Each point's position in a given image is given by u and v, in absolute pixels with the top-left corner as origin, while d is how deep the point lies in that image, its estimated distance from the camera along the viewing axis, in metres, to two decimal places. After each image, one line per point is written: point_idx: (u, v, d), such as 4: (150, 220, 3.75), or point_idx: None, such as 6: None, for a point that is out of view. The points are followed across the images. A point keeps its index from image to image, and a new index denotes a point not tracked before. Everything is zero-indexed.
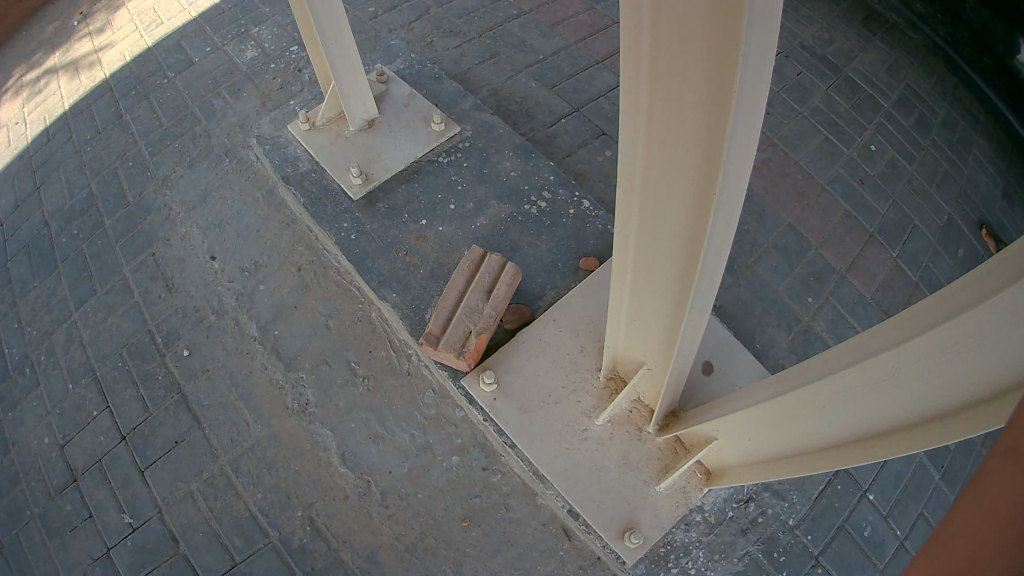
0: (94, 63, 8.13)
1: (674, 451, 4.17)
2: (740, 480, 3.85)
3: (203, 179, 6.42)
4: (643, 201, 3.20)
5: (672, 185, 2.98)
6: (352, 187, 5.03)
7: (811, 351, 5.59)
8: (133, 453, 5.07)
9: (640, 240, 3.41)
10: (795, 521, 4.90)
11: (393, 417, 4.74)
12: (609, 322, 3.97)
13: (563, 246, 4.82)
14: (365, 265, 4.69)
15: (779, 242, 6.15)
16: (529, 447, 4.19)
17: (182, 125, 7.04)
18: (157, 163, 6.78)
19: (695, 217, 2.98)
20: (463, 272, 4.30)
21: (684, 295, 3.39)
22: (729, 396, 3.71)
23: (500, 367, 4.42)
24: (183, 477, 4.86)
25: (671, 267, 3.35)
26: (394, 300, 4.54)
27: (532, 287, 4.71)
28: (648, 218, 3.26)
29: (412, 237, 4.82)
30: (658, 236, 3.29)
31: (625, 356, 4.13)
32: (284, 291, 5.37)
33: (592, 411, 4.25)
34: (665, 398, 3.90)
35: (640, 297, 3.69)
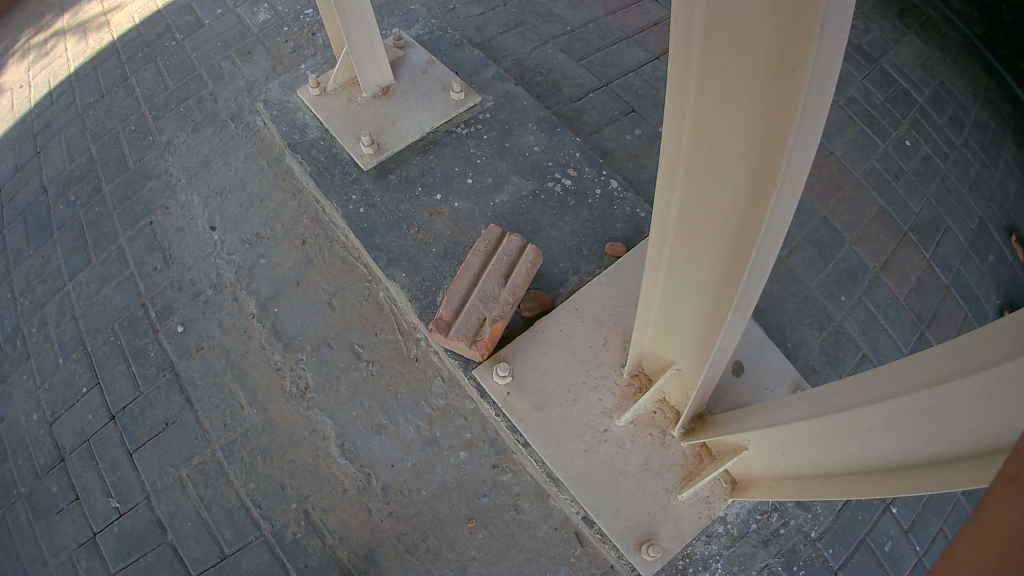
0: (102, 25, 7.73)
1: (699, 458, 3.82)
2: (759, 494, 3.55)
3: (206, 143, 6.06)
4: (683, 206, 2.84)
5: (717, 188, 2.61)
6: (363, 157, 4.62)
7: (841, 353, 5.21)
8: (122, 434, 4.76)
9: (680, 235, 2.99)
10: (817, 533, 4.54)
11: (398, 406, 4.35)
12: (638, 318, 3.58)
13: (585, 229, 4.43)
14: (373, 241, 4.28)
15: (816, 236, 5.72)
16: (544, 448, 3.81)
17: (188, 89, 6.68)
18: (162, 128, 6.43)
19: (742, 226, 2.61)
20: (480, 253, 3.89)
21: (724, 303, 3.00)
22: (760, 407, 3.34)
23: (516, 358, 4.01)
24: (173, 462, 4.55)
25: (711, 278, 3.00)
26: (403, 280, 4.14)
27: (553, 272, 4.31)
28: (687, 220, 2.89)
29: (424, 212, 4.40)
30: (701, 231, 2.87)
31: (652, 353, 3.72)
32: (287, 265, 4.97)
33: (614, 410, 3.86)
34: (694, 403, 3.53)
35: (676, 297, 3.28)
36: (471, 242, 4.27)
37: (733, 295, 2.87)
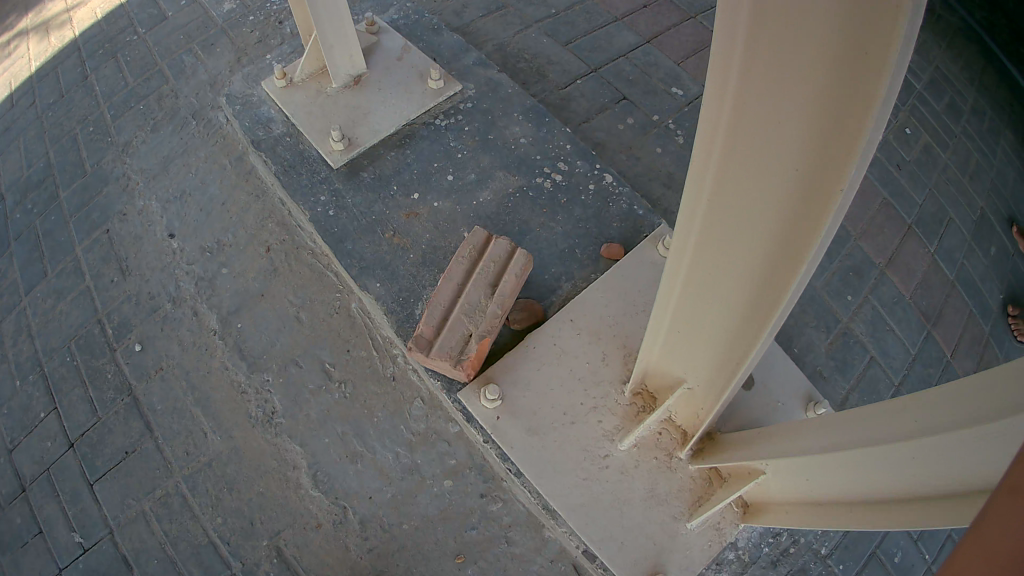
0: (65, 22, 7.16)
1: (708, 481, 3.41)
2: (769, 520, 3.19)
3: (167, 143, 5.57)
4: (702, 231, 2.46)
5: (746, 208, 2.24)
6: (332, 153, 4.13)
7: (850, 358, 4.81)
8: (82, 462, 4.31)
9: (699, 248, 2.53)
10: (827, 550, 4.21)
11: (374, 432, 3.88)
12: (645, 334, 3.14)
13: (577, 230, 3.96)
14: (343, 248, 3.79)
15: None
16: (538, 476, 3.37)
17: (147, 86, 6.18)
18: (122, 127, 5.93)
19: (780, 247, 2.25)
20: (464, 258, 3.40)
21: (757, 322, 2.56)
22: (784, 427, 2.94)
23: (505, 375, 3.55)
24: (134, 494, 4.09)
25: (732, 308, 2.62)
26: (377, 291, 3.65)
27: (544, 278, 3.84)
28: (711, 231, 2.43)
29: (400, 214, 3.91)
30: (727, 242, 2.41)
31: (657, 369, 3.30)
32: (249, 275, 4.48)
33: (615, 432, 3.43)
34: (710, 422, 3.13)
35: (694, 315, 2.83)
36: (453, 247, 3.80)
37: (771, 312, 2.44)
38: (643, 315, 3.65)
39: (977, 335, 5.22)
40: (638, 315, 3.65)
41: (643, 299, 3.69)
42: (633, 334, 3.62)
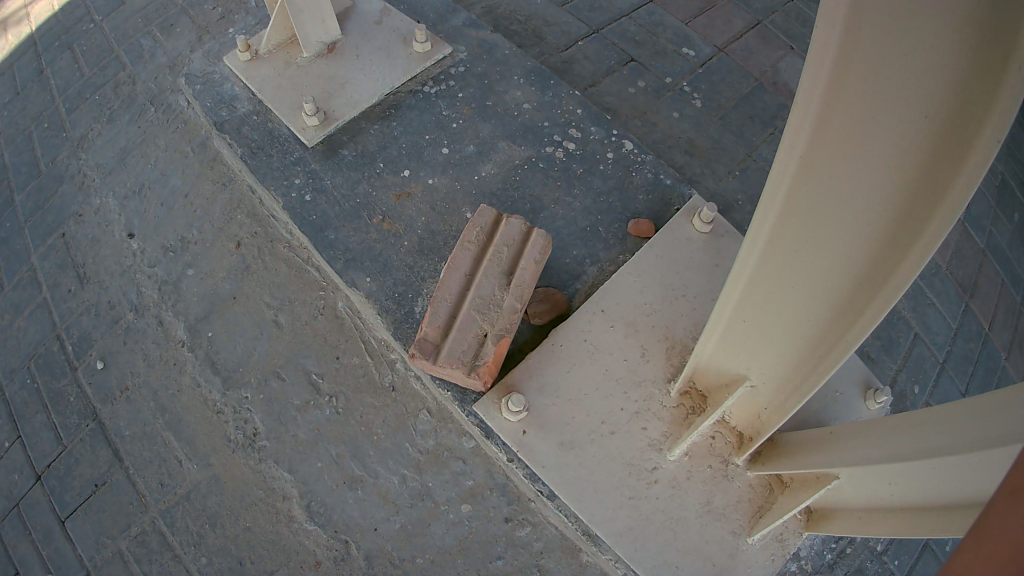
0: (20, 18, 6.32)
1: (769, 489, 2.98)
2: (837, 525, 2.81)
3: (122, 134, 5.02)
4: (773, 239, 2.30)
5: (830, 224, 2.14)
6: (306, 130, 3.50)
7: (894, 336, 4.28)
8: (51, 498, 3.60)
9: (770, 258, 2.36)
10: (883, 545, 3.71)
11: (375, 452, 3.25)
12: (700, 343, 2.80)
13: (599, 205, 3.38)
14: (324, 239, 3.18)
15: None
16: (578, 500, 2.83)
17: (110, 76, 5.50)
18: (81, 119, 5.28)
19: (867, 269, 2.11)
20: (473, 242, 2.83)
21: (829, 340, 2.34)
22: (856, 431, 2.56)
23: (529, 381, 2.97)
24: (110, 532, 3.40)
25: (798, 335, 2.45)
26: (368, 286, 3.06)
27: (564, 262, 3.25)
28: (787, 237, 2.27)
29: (389, 194, 3.31)
30: (806, 249, 2.24)
31: (711, 366, 2.85)
32: (218, 275, 3.70)
33: (663, 441, 2.94)
34: (775, 427, 2.72)
35: (755, 334, 2.59)
36: (455, 230, 3.22)
37: (850, 327, 2.21)
38: (684, 301, 3.14)
39: (1010, 306, 4.67)
40: (678, 301, 3.14)
41: (683, 282, 3.17)
42: (675, 322, 3.10)
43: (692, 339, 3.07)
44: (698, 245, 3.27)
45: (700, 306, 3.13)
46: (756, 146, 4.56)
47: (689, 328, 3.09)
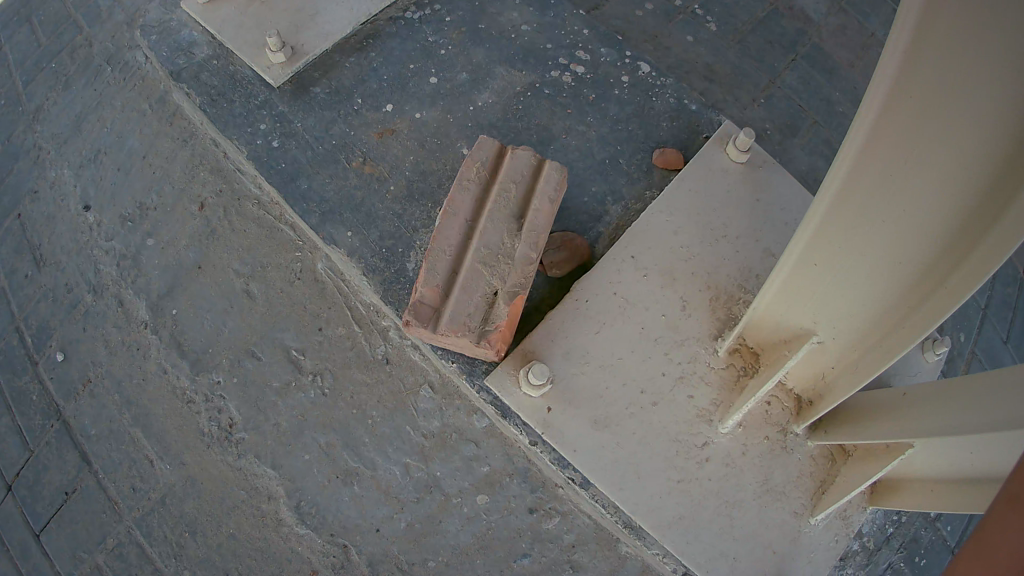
0: None
1: (831, 460, 2.51)
2: (913, 499, 2.35)
3: (63, 93, 3.79)
4: (828, 223, 1.99)
5: (869, 248, 1.96)
6: (270, 68, 2.91)
7: None
8: (22, 511, 2.97)
9: (823, 244, 2.04)
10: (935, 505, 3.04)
11: (370, 440, 2.77)
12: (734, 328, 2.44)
13: (616, 133, 2.83)
14: (296, 187, 2.68)
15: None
16: (618, 487, 2.36)
17: (43, 15, 4.06)
18: (18, 73, 3.93)
19: (907, 297, 1.96)
20: (473, 181, 2.27)
21: (892, 330, 2.04)
22: (903, 395, 2.20)
23: (551, 346, 2.46)
24: (85, 546, 2.86)
25: (854, 326, 2.14)
26: (350, 243, 2.58)
27: (580, 203, 2.72)
28: (846, 219, 1.95)
29: (369, 133, 2.79)
30: (865, 233, 1.94)
31: (755, 335, 2.41)
32: (181, 244, 3.16)
33: (713, 410, 2.46)
34: (841, 393, 2.26)
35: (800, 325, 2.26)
36: (448, 170, 2.72)
37: (918, 317, 1.92)
38: (726, 243, 2.62)
39: None
40: (720, 244, 2.62)
41: (723, 222, 2.66)
42: (717, 269, 2.59)
43: (739, 287, 2.57)
44: (735, 176, 2.74)
45: (745, 249, 2.62)
46: (781, 73, 3.74)
47: (734, 274, 2.59)
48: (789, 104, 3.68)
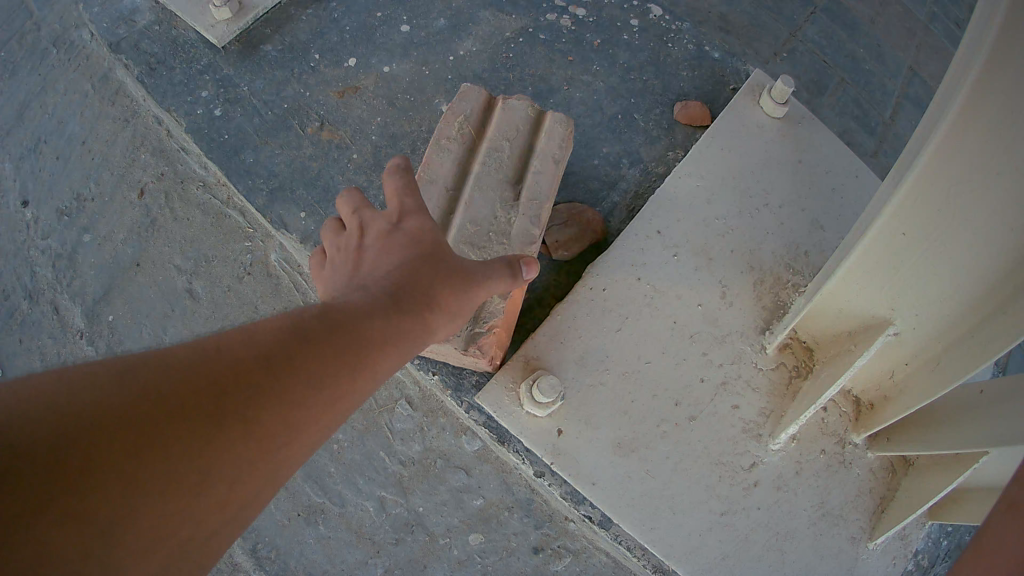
0: None
1: (891, 472, 2.04)
2: (980, 511, 1.87)
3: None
4: (897, 221, 1.56)
5: (945, 250, 1.56)
6: (215, 26, 2.42)
7: None
8: None
9: (889, 244, 1.62)
10: None
11: (336, 470, 2.13)
12: (771, 331, 2.02)
13: (628, 84, 2.36)
14: (241, 162, 2.22)
15: (913, 94, 2.90)
16: (648, 526, 1.90)
17: None
18: None
19: (987, 307, 1.57)
20: (458, 146, 1.80)
21: (967, 345, 1.63)
22: (975, 397, 1.76)
23: (560, 350, 1.99)
24: None
25: (927, 334, 1.73)
26: (302, 225, 2.13)
27: (585, 170, 2.24)
28: (920, 216, 1.54)
29: (327, 92, 2.32)
30: (945, 231, 1.53)
31: (807, 331, 1.96)
32: (118, 238, 2.62)
33: (763, 423, 1.99)
34: (914, 399, 1.78)
35: (858, 332, 1.83)
36: (423, 132, 2.25)
37: (997, 335, 1.53)
38: (768, 213, 2.15)
39: None
40: (760, 214, 2.15)
41: (763, 188, 2.18)
42: (759, 245, 2.12)
43: (787, 268, 2.10)
44: (773, 134, 2.26)
45: (789, 219, 2.15)
46: (800, 26, 2.92)
47: (779, 251, 2.11)
48: (813, 60, 2.87)
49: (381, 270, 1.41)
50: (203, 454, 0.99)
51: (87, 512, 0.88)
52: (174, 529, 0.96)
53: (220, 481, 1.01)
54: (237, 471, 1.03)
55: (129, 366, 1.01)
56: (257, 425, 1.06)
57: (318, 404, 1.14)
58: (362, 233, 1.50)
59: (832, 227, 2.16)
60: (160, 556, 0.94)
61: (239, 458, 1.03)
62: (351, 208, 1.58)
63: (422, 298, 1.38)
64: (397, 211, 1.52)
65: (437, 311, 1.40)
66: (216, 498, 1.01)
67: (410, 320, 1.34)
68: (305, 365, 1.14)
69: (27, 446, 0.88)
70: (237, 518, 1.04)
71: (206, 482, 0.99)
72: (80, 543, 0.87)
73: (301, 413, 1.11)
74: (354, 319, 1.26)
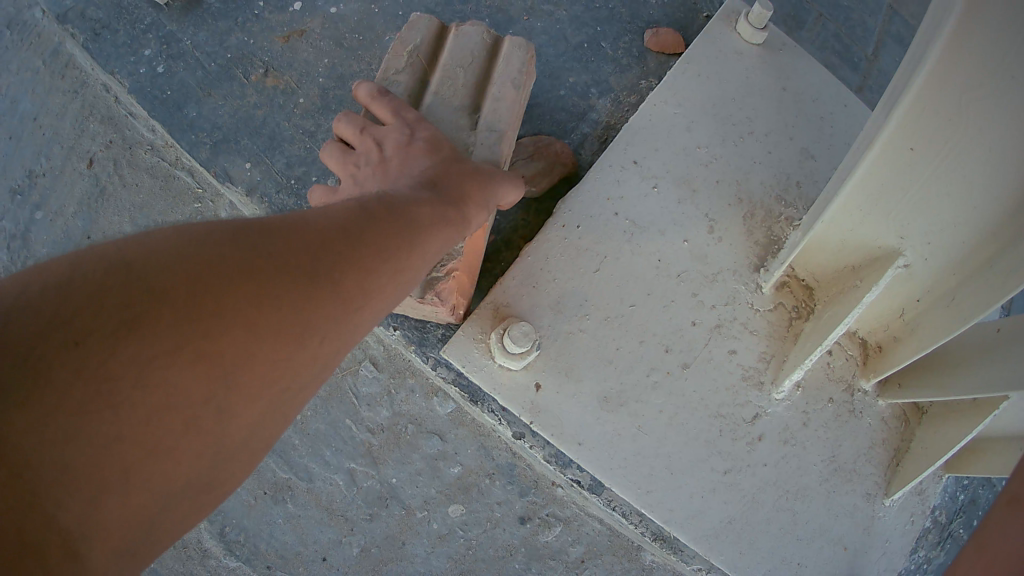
0: None
1: (905, 421, 1.88)
2: (1006, 463, 1.70)
3: None
4: (895, 149, 1.40)
5: (950, 176, 1.39)
6: None
7: None
8: None
9: (890, 175, 1.45)
10: None
11: (302, 442, 1.97)
12: (768, 271, 1.84)
13: (594, 13, 2.17)
14: (184, 119, 2.05)
15: (895, 32, 2.64)
16: (643, 489, 1.75)
17: None
18: None
19: (1002, 234, 1.41)
20: (411, 76, 1.63)
21: (982, 281, 1.46)
22: (995, 336, 1.59)
23: (533, 296, 1.81)
24: None
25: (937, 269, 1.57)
26: (249, 177, 2.01)
27: (552, 107, 2.07)
28: (921, 141, 1.37)
29: (271, 38, 2.14)
30: (951, 155, 1.36)
31: (811, 267, 1.79)
32: (69, 213, 2.44)
33: (763, 369, 1.83)
34: (928, 343, 1.61)
35: (861, 267, 1.67)
36: (372, 71, 2.12)
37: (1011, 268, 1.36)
38: (753, 141, 1.97)
39: None
40: (745, 142, 1.97)
41: (747, 114, 2.00)
42: (748, 176, 1.94)
43: (778, 200, 1.93)
44: (754, 59, 2.07)
45: (779, 147, 1.97)
46: None
47: (768, 181, 1.94)
48: None
49: (413, 173, 1.41)
50: (301, 315, 1.05)
51: (212, 358, 0.96)
52: (276, 381, 1.04)
53: (313, 337, 1.08)
54: (326, 332, 1.09)
55: (230, 233, 1.04)
56: (345, 289, 1.12)
57: (385, 278, 1.19)
58: (380, 147, 1.47)
59: (824, 156, 1.98)
60: (263, 401, 1.04)
61: (330, 320, 1.10)
62: (357, 127, 1.53)
63: (463, 194, 1.41)
64: (410, 120, 1.50)
65: (473, 209, 1.43)
66: (308, 354, 1.08)
67: (462, 215, 1.39)
68: (373, 242, 1.19)
69: (160, 294, 0.93)
70: (324, 370, 1.13)
71: (303, 339, 1.06)
72: (190, 390, 0.94)
73: (375, 284, 1.17)
74: (408, 208, 1.30)
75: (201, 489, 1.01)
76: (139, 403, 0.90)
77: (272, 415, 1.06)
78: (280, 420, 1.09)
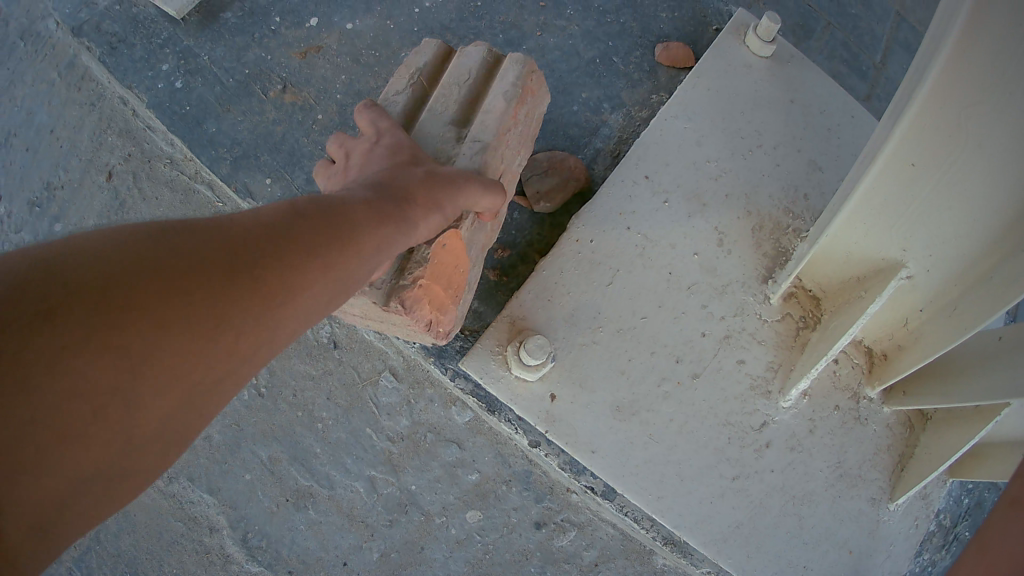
0: None
1: (908, 427, 1.92)
2: (1005, 469, 1.75)
3: None
4: (895, 163, 1.44)
5: (949, 187, 1.44)
6: None
7: None
8: None
9: (891, 189, 1.50)
10: None
11: (323, 450, 2.02)
12: (775, 283, 1.89)
13: (605, 28, 2.21)
14: (204, 134, 2.10)
15: (903, 38, 2.69)
16: (655, 495, 1.79)
17: None
18: None
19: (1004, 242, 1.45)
20: (410, 95, 1.69)
21: (984, 289, 1.50)
22: (995, 345, 1.63)
23: (548, 309, 1.86)
24: None
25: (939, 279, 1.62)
26: (269, 192, 2.05)
27: (564, 122, 2.11)
28: (921, 156, 1.42)
29: (289, 55, 2.20)
30: (951, 170, 1.41)
31: (817, 279, 1.84)
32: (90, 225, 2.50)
33: (771, 378, 1.87)
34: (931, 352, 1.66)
35: (865, 279, 1.71)
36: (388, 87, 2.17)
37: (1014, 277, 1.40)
38: (761, 155, 2.02)
39: None
40: (753, 156, 2.01)
41: (755, 128, 2.04)
42: (756, 189, 1.99)
43: (785, 213, 1.97)
44: (762, 73, 2.11)
45: (786, 160, 2.02)
46: None
47: (776, 194, 1.99)
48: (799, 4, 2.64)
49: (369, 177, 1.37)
50: (219, 305, 0.96)
51: (121, 346, 0.85)
52: (190, 372, 0.93)
53: (232, 330, 0.98)
54: (248, 322, 0.99)
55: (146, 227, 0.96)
56: (269, 283, 1.03)
57: (319, 273, 1.11)
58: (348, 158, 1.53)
59: (830, 168, 2.03)
60: (178, 390, 0.92)
61: (252, 313, 1.00)
62: (340, 144, 1.58)
63: (409, 198, 1.35)
64: (385, 132, 1.53)
65: (421, 210, 1.36)
66: (224, 344, 0.97)
67: (409, 216, 1.33)
68: (305, 236, 1.11)
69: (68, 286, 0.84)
70: (244, 364, 1.01)
71: (224, 328, 0.96)
72: (95, 382, 0.84)
73: (305, 278, 1.08)
74: (346, 206, 1.23)
75: (103, 486, 0.88)
76: (41, 390, 0.79)
77: (186, 408, 0.94)
78: (198, 412, 0.96)
